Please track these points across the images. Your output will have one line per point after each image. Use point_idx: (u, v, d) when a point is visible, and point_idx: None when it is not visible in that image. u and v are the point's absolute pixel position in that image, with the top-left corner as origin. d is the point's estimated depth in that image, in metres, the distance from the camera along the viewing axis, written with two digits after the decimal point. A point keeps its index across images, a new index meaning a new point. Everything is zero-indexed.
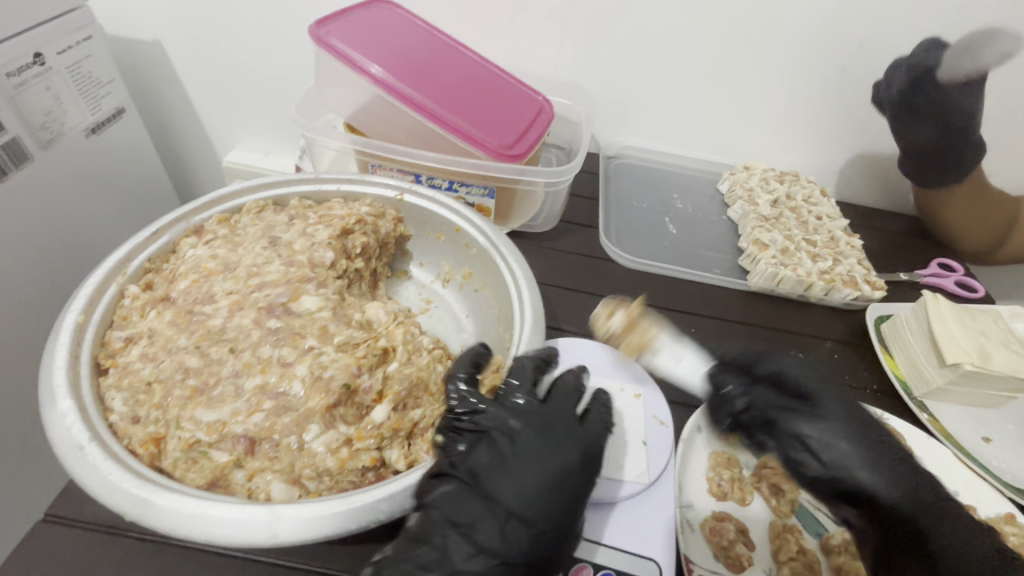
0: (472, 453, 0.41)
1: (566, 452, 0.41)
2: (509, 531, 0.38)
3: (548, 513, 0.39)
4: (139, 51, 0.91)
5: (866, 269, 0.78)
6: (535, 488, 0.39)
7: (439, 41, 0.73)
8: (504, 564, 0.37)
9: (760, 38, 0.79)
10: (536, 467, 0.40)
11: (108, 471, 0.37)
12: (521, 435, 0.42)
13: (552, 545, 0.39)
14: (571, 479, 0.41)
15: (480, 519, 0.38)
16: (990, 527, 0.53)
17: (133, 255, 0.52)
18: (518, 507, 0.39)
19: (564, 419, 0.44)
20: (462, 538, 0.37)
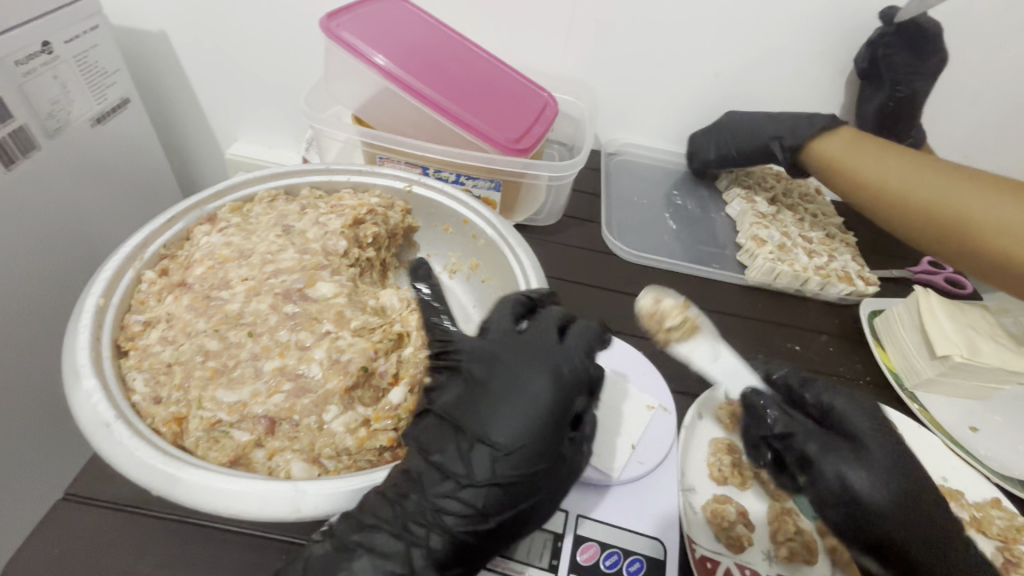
0: (448, 393, 0.43)
1: (532, 382, 0.42)
2: (476, 457, 0.39)
3: (518, 435, 0.40)
4: (145, 42, 0.92)
5: (859, 265, 0.80)
6: (506, 417, 0.40)
7: (447, 36, 0.74)
8: (483, 488, 0.39)
9: (761, 39, 0.81)
10: (505, 390, 0.42)
11: (135, 447, 0.38)
12: (498, 366, 0.44)
13: (526, 466, 0.39)
14: (539, 405, 0.41)
15: (451, 448, 0.40)
16: (977, 512, 0.55)
17: (149, 241, 0.53)
18: (490, 435, 0.40)
19: (535, 348, 0.45)
20: (436, 467, 0.40)
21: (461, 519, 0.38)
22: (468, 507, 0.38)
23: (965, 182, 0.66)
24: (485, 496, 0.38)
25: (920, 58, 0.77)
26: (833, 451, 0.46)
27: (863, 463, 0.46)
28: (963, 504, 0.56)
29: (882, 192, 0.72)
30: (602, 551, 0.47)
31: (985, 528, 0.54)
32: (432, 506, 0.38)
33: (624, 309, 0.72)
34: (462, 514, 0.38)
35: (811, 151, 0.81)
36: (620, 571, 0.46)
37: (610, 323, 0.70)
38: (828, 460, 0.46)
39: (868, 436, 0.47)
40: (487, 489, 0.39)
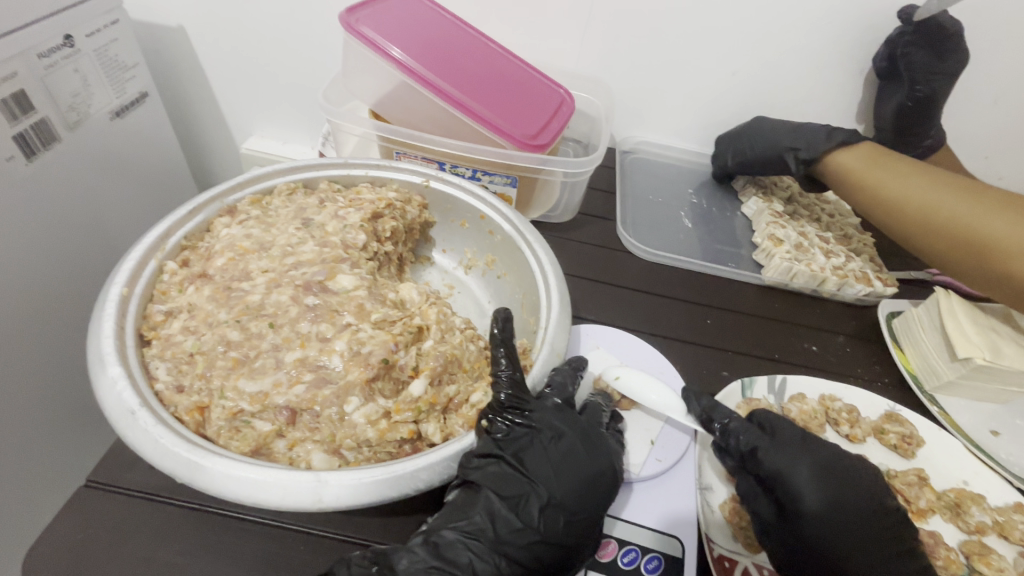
0: (519, 443, 0.45)
1: (604, 459, 0.47)
2: (548, 515, 0.43)
3: (590, 503, 0.44)
4: (162, 37, 0.92)
5: (877, 266, 0.80)
6: (582, 487, 0.44)
7: (464, 32, 0.74)
8: (547, 544, 0.42)
9: (780, 36, 0.80)
10: (577, 461, 0.46)
11: (159, 435, 0.38)
12: (570, 432, 0.47)
13: (587, 529, 0.44)
14: (605, 480, 0.46)
15: (524, 502, 0.43)
16: (999, 516, 0.55)
17: (171, 232, 0.54)
18: (565, 498, 0.43)
19: (596, 429, 0.49)
20: (509, 517, 0.42)
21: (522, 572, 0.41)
22: (532, 560, 0.41)
23: (983, 206, 0.65)
24: (547, 552, 0.42)
25: (941, 57, 0.76)
26: (781, 449, 0.50)
27: (803, 458, 0.50)
28: (985, 508, 0.55)
29: (899, 209, 0.72)
30: (620, 549, 0.47)
31: (1008, 533, 0.53)
32: (498, 553, 0.41)
33: (639, 307, 0.72)
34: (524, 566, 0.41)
35: (829, 162, 0.80)
36: (638, 568, 0.45)
37: (625, 320, 0.69)
38: (773, 456, 0.49)
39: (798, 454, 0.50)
40: (552, 545, 0.42)
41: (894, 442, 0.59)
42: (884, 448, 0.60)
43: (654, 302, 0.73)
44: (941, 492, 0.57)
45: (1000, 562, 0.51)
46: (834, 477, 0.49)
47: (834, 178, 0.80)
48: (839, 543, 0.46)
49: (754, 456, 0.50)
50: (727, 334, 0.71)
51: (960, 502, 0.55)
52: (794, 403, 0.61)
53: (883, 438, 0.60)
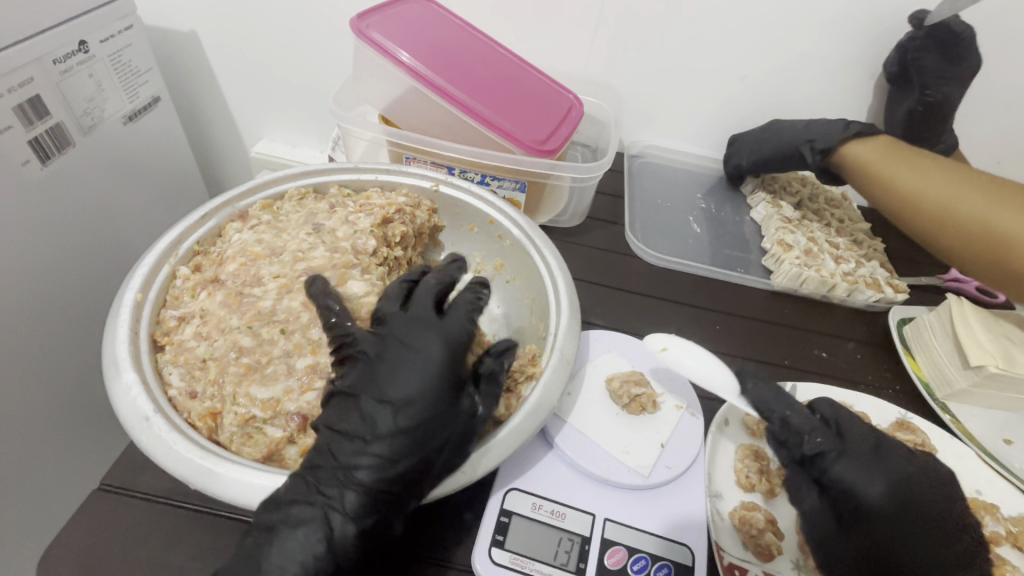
0: (347, 372, 0.43)
1: (427, 343, 0.43)
2: (376, 420, 0.40)
3: (415, 389, 0.41)
4: (174, 42, 0.93)
5: (888, 272, 0.79)
6: (401, 377, 0.41)
7: (473, 36, 0.74)
8: (391, 443, 0.40)
9: (790, 41, 0.80)
10: (394, 360, 0.42)
11: (174, 441, 0.39)
12: (389, 336, 0.44)
13: (424, 418, 0.40)
14: (431, 363, 0.42)
15: (351, 420, 0.41)
16: (1013, 526, 0.54)
17: (184, 238, 0.54)
18: (387, 394, 0.41)
19: (423, 316, 0.45)
20: (341, 440, 0.40)
21: (374, 478, 0.39)
22: (381, 468, 0.39)
23: (1003, 205, 0.64)
24: (395, 450, 0.40)
25: (953, 62, 0.76)
26: (854, 460, 0.49)
27: (876, 470, 0.48)
28: (999, 518, 0.54)
29: (919, 207, 0.71)
30: (630, 556, 0.47)
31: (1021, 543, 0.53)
32: (344, 474, 0.39)
33: (647, 312, 0.72)
34: (376, 472, 0.39)
35: (843, 153, 0.79)
36: None
37: (633, 326, 0.69)
38: (847, 471, 0.48)
39: (870, 460, 0.49)
40: (393, 442, 0.40)
41: None
42: None
43: (662, 308, 0.73)
44: None
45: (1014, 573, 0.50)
46: (906, 491, 0.48)
47: (848, 169, 0.80)
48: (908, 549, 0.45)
49: (820, 461, 0.49)
50: (736, 340, 0.70)
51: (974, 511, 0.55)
52: None
53: None
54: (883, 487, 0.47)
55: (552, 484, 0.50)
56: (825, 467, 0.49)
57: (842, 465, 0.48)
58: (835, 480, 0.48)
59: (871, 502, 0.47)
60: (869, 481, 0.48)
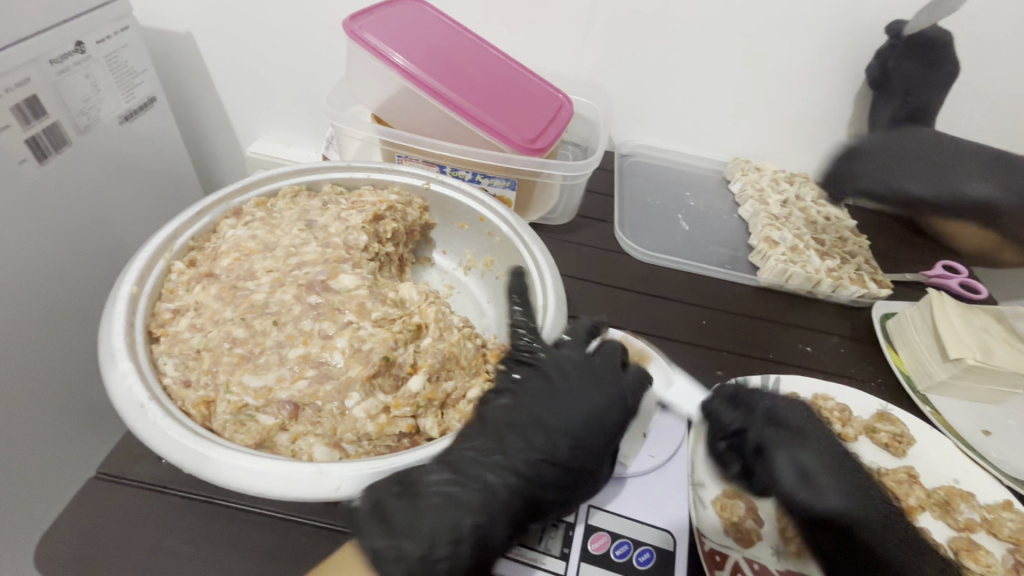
0: (523, 385, 0.49)
1: (607, 400, 0.49)
2: (573, 452, 0.46)
3: (576, 438, 0.47)
4: (170, 43, 0.95)
5: (872, 269, 0.80)
6: (571, 424, 0.47)
7: (464, 37, 0.75)
8: (519, 478, 0.44)
9: (774, 42, 0.82)
10: (571, 398, 0.49)
11: (168, 427, 0.40)
12: (592, 377, 0.51)
13: (580, 458, 0.46)
14: (592, 418, 0.48)
15: (533, 435, 0.46)
16: (988, 513, 0.55)
17: (178, 233, 0.56)
18: (564, 427, 0.47)
19: (604, 369, 0.52)
20: (497, 451, 0.45)
21: (487, 502, 0.41)
22: (524, 488, 0.44)
23: None
24: (521, 485, 0.43)
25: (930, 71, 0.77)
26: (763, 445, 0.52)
27: (803, 445, 0.51)
28: (974, 505, 0.56)
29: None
30: (613, 541, 0.48)
31: (996, 530, 0.54)
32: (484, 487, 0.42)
33: (635, 307, 0.73)
34: (490, 496, 0.42)
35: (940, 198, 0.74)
36: (630, 561, 0.47)
37: (621, 320, 0.71)
38: (779, 445, 0.51)
39: (796, 441, 0.51)
40: (521, 477, 0.44)
41: (884, 441, 0.60)
42: (875, 446, 0.61)
43: (650, 303, 0.74)
44: (931, 490, 0.58)
45: (988, 558, 0.52)
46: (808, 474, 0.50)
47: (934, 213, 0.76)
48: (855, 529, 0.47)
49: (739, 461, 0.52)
50: (722, 334, 0.72)
51: (950, 499, 0.57)
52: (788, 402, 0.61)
53: (873, 436, 0.61)
54: (809, 457, 0.50)
55: None
56: (768, 460, 0.51)
57: (771, 440, 0.51)
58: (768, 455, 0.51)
59: (806, 475, 0.50)
60: (796, 451, 0.51)
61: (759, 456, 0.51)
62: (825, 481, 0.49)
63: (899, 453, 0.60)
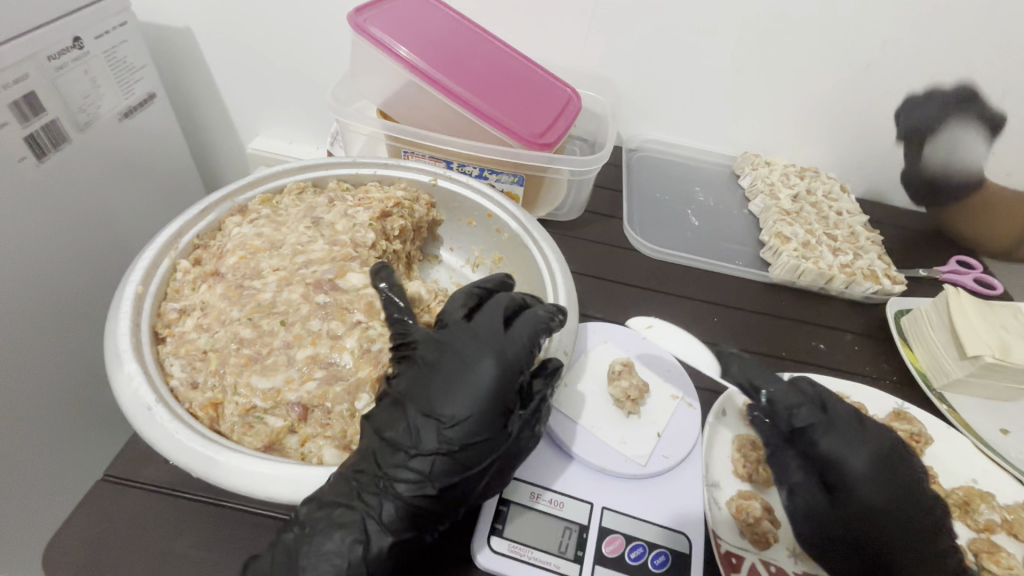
0: (400, 378, 0.43)
1: (483, 359, 0.42)
2: (451, 433, 0.39)
3: (463, 408, 0.40)
4: (170, 38, 0.93)
5: (885, 264, 0.79)
6: (456, 394, 0.40)
7: (470, 30, 0.74)
8: (430, 460, 0.39)
9: (785, 33, 0.80)
10: (444, 376, 0.42)
11: (176, 430, 0.39)
12: (468, 346, 0.43)
13: (479, 436, 0.40)
14: (480, 388, 0.41)
15: (414, 426, 0.40)
16: (1008, 514, 0.54)
17: (184, 231, 0.55)
18: (438, 410, 0.40)
19: (489, 330, 0.45)
20: (386, 449, 0.40)
21: (413, 492, 0.39)
22: (422, 479, 0.39)
23: None
24: (437, 468, 0.39)
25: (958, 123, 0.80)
26: (839, 433, 0.49)
27: (864, 448, 0.48)
28: (994, 506, 0.55)
29: None
30: (628, 544, 0.47)
31: (1017, 531, 0.53)
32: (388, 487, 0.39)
33: (645, 304, 0.72)
34: (415, 485, 0.39)
35: None
36: (645, 564, 0.46)
37: (632, 318, 0.70)
38: (833, 443, 0.48)
39: (861, 443, 0.48)
40: (433, 459, 0.39)
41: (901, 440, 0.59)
42: None
43: (660, 301, 0.73)
44: (949, 490, 0.57)
45: (1010, 560, 0.51)
46: (888, 468, 0.47)
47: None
48: (891, 537, 0.45)
49: (809, 435, 0.49)
50: (734, 332, 0.71)
51: (970, 500, 0.55)
52: None
53: None
54: (870, 464, 0.47)
55: (547, 472, 0.51)
56: (819, 452, 0.48)
57: (832, 439, 0.48)
58: (826, 455, 0.48)
59: (859, 476, 0.47)
60: (854, 453, 0.47)
61: (815, 453, 0.48)
62: (883, 489, 0.46)
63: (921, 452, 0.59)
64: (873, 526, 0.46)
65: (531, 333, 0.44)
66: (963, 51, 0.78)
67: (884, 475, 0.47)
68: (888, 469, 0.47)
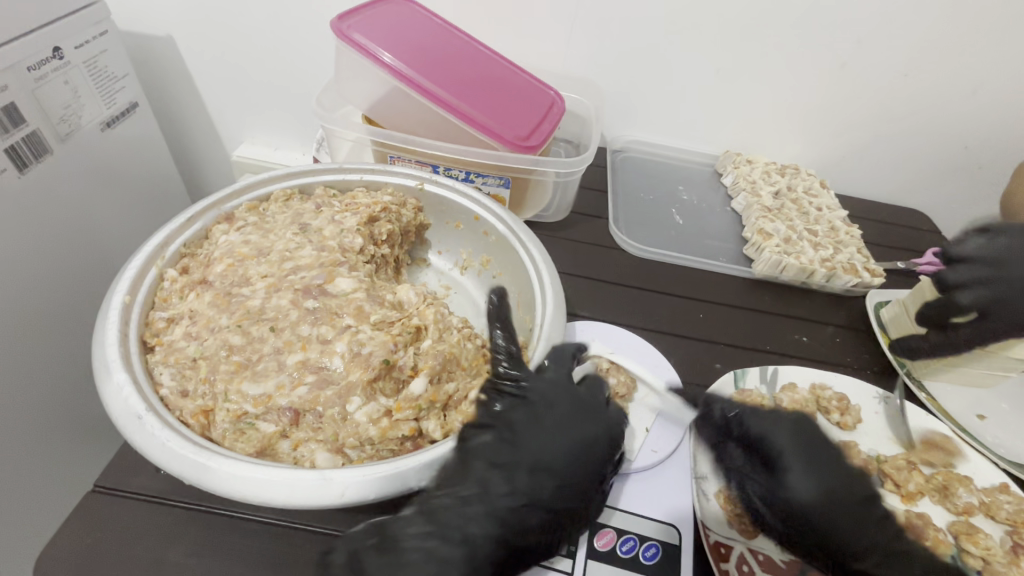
0: (508, 414, 0.48)
1: (588, 426, 0.48)
2: (557, 485, 0.45)
3: (570, 467, 0.46)
4: (151, 47, 0.93)
5: (864, 257, 0.81)
6: (558, 453, 0.46)
7: (454, 35, 0.75)
8: (519, 513, 0.43)
9: (761, 34, 0.82)
10: (565, 430, 0.48)
11: (166, 438, 0.39)
12: (567, 404, 0.49)
13: (582, 492, 0.45)
14: (591, 451, 0.47)
15: (521, 469, 0.45)
16: (985, 496, 0.56)
17: (170, 240, 0.55)
18: (547, 459, 0.46)
19: (593, 400, 0.51)
20: (495, 485, 0.44)
21: (495, 540, 0.41)
22: (520, 522, 0.43)
23: None
24: (524, 519, 0.43)
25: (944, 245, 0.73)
26: (763, 413, 0.52)
27: (785, 422, 0.51)
28: (972, 489, 0.56)
29: None
30: (619, 537, 0.48)
31: (994, 512, 0.55)
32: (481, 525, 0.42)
33: (631, 303, 0.73)
34: (498, 533, 0.42)
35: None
36: (636, 556, 0.47)
37: (619, 316, 0.71)
38: (754, 421, 0.51)
39: (784, 420, 0.51)
40: (522, 511, 0.43)
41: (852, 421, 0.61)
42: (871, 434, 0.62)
43: (646, 298, 0.74)
44: (929, 475, 0.58)
45: (987, 541, 0.52)
46: (813, 442, 0.49)
47: None
48: (829, 512, 0.46)
49: (738, 420, 0.52)
50: (719, 327, 0.72)
51: (948, 484, 0.57)
52: (786, 392, 0.62)
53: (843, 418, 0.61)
54: (792, 435, 0.50)
55: None
56: (748, 431, 0.51)
57: (756, 418, 0.51)
58: (754, 434, 0.50)
59: (779, 448, 0.49)
60: (777, 427, 0.50)
61: (747, 436, 0.51)
62: (806, 462, 0.48)
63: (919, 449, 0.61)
64: (801, 501, 0.46)
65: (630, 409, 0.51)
66: (932, 48, 0.81)
67: (812, 450, 0.49)
68: (816, 444, 0.49)
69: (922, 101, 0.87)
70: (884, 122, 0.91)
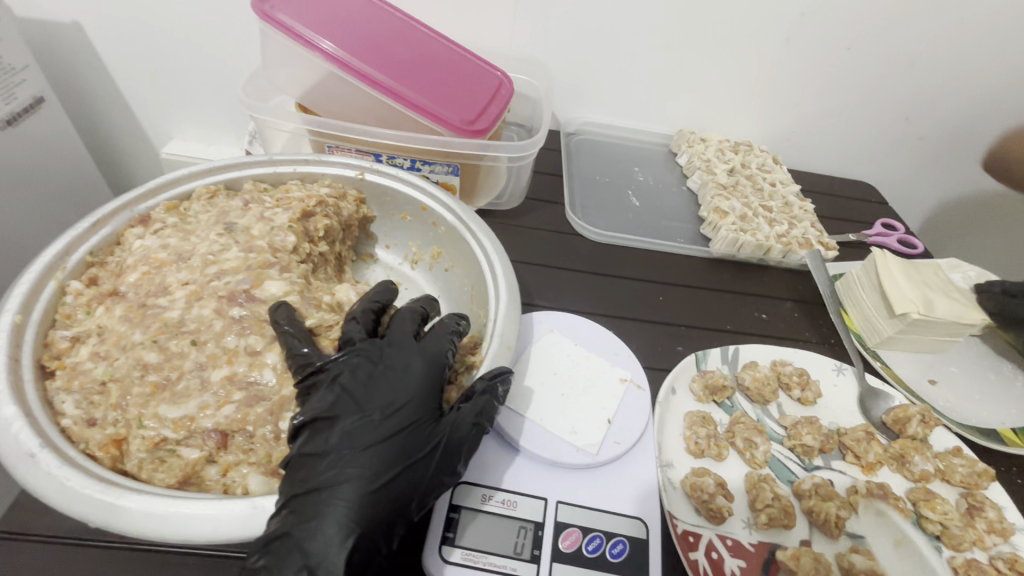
0: (313, 397, 0.41)
1: (409, 359, 0.44)
2: (392, 432, 0.40)
3: (401, 398, 0.42)
4: (56, 34, 0.84)
5: (818, 231, 0.81)
6: (387, 389, 0.42)
7: (390, 14, 0.69)
8: (369, 458, 0.39)
9: (712, 9, 0.80)
10: (372, 383, 0.42)
11: (66, 478, 0.34)
12: (388, 353, 0.44)
13: (422, 429, 0.41)
14: (416, 389, 0.43)
15: (344, 431, 0.39)
16: (940, 462, 0.57)
17: (73, 248, 0.49)
18: (369, 410, 0.41)
19: (400, 337, 0.46)
20: (325, 460, 0.38)
21: (360, 492, 0.37)
22: (370, 483, 0.38)
23: None
24: (376, 462, 0.39)
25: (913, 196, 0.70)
26: None
27: None
28: (927, 456, 0.57)
29: None
30: (584, 536, 0.45)
31: (949, 477, 0.56)
32: (326, 502, 0.36)
33: (592, 289, 0.71)
34: (361, 483, 0.37)
35: None
36: (603, 554, 0.45)
37: (579, 303, 0.69)
38: None
39: None
40: (371, 455, 0.39)
41: (798, 394, 0.61)
42: (833, 409, 0.62)
43: (607, 283, 0.72)
44: (886, 445, 0.58)
45: (944, 506, 0.53)
46: None
47: None
48: None
49: None
50: (680, 309, 0.71)
51: (905, 452, 0.57)
52: (747, 371, 0.61)
53: (788, 392, 0.61)
54: None
55: (494, 470, 0.49)
56: None
57: None
58: None
59: None
60: None
61: None
62: None
63: (884, 419, 0.60)
64: None
65: (438, 338, 0.46)
66: (878, 22, 0.81)
67: None
68: None
69: (868, 73, 0.87)
70: (832, 96, 0.91)
